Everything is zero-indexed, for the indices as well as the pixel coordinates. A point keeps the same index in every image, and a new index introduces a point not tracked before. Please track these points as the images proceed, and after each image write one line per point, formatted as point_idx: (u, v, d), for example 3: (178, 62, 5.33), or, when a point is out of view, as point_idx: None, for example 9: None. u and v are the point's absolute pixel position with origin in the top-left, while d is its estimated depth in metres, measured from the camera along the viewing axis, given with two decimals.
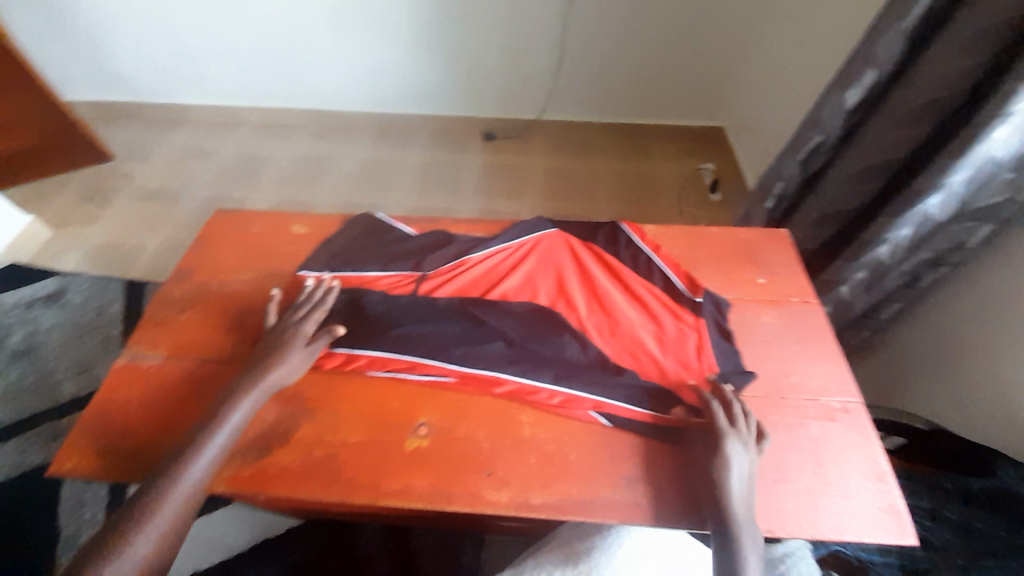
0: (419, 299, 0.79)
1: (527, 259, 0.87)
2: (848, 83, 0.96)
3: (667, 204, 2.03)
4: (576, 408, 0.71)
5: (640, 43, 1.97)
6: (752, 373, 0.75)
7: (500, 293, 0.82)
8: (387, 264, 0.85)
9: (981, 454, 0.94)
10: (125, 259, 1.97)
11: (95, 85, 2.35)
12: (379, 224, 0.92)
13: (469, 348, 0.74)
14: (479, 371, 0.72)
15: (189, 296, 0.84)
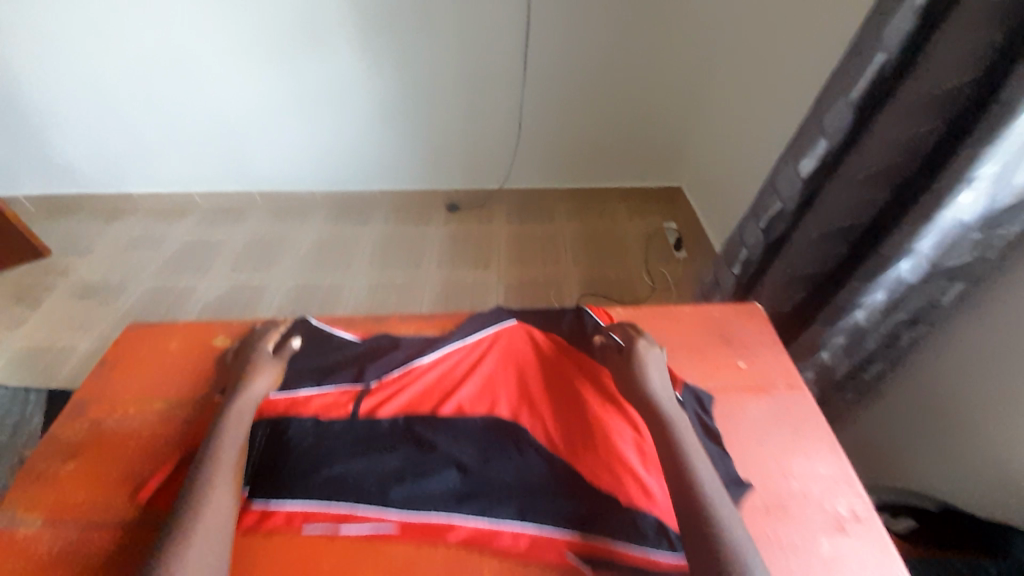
0: (356, 425, 0.72)
1: (485, 362, 0.82)
2: (801, 151, 0.94)
3: (634, 265, 2.00)
4: (545, 551, 0.62)
5: (593, 113, 2.04)
6: (750, 485, 0.65)
7: (455, 405, 0.77)
8: (322, 380, 0.77)
9: (999, 529, 0.89)
10: (51, 365, 1.77)
11: (35, 180, 2.24)
12: (316, 331, 0.85)
13: (411, 487, 0.66)
14: (426, 515, 0.64)
15: (79, 437, 0.69)
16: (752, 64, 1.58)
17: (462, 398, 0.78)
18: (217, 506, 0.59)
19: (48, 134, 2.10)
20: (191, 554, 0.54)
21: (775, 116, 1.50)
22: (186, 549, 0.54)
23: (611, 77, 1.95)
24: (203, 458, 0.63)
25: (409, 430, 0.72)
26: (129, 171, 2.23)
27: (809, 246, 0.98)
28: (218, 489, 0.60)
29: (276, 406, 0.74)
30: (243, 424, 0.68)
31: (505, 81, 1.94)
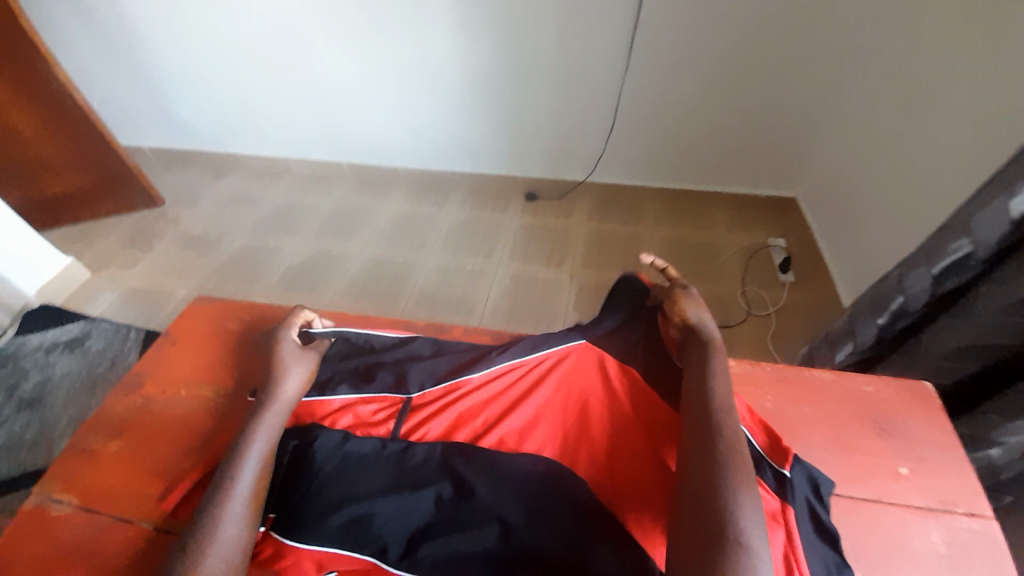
0: (385, 450, 0.66)
1: (549, 396, 0.73)
2: (1019, 184, 0.68)
3: (728, 284, 1.75)
4: None
5: (705, 108, 1.75)
6: None
7: (497, 439, 0.69)
8: (359, 388, 0.73)
9: None
10: (152, 306, 1.93)
11: (159, 133, 2.44)
12: (354, 336, 0.80)
13: (445, 542, 0.58)
14: None
15: (127, 420, 0.75)
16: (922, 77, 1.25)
17: (514, 425, 0.71)
18: (234, 530, 0.56)
19: (169, 93, 2.24)
20: (207, 562, 0.53)
21: (948, 147, 1.18)
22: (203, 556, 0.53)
23: (728, 84, 1.67)
24: (229, 457, 0.62)
25: (446, 464, 0.65)
26: (236, 133, 2.35)
27: (1005, 309, 0.73)
28: (239, 496, 0.58)
29: (310, 413, 0.72)
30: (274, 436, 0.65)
31: (606, 76, 1.73)
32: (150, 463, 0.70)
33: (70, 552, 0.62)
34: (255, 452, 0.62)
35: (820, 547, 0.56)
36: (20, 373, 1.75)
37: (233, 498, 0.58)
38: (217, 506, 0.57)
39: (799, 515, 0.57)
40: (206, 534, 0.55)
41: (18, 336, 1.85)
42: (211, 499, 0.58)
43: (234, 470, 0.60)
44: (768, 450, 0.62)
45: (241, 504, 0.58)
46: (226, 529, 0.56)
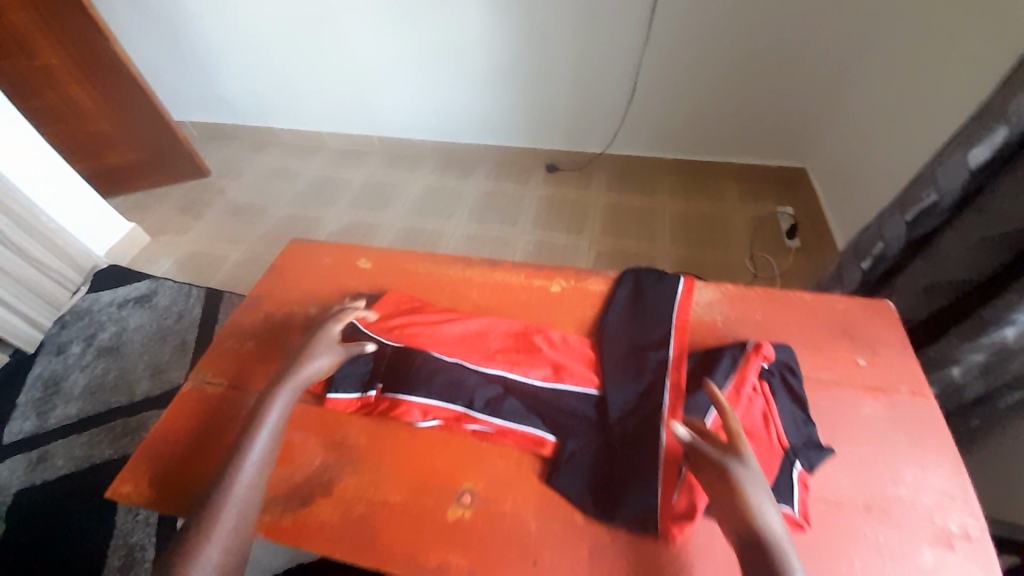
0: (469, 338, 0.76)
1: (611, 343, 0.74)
2: (974, 138, 0.83)
3: (737, 250, 1.90)
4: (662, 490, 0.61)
5: (722, 77, 1.84)
6: (845, 466, 0.63)
7: (554, 353, 0.74)
8: (416, 310, 0.81)
9: None
10: (208, 269, 2.05)
11: (202, 110, 2.58)
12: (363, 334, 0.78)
13: (520, 405, 0.69)
14: (521, 427, 0.67)
15: (257, 327, 0.89)
16: (928, 42, 1.33)
17: (534, 385, 0.70)
18: (237, 506, 0.60)
19: (212, 69, 2.36)
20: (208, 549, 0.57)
21: (946, 110, 1.27)
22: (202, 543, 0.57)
23: (747, 52, 1.75)
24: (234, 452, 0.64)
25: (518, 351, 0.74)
26: (273, 110, 2.47)
27: (962, 248, 0.88)
28: (247, 470, 0.63)
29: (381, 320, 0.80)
30: (280, 419, 0.67)
31: (628, 48, 1.83)
32: (269, 366, 0.82)
33: (216, 420, 0.76)
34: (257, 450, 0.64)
35: (793, 409, 0.65)
36: (97, 324, 1.86)
37: (234, 489, 0.61)
38: (220, 494, 0.60)
39: (775, 388, 0.67)
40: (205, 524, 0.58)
41: (90, 294, 1.95)
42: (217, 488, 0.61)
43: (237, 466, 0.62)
44: (743, 360, 0.67)
45: (243, 497, 0.61)
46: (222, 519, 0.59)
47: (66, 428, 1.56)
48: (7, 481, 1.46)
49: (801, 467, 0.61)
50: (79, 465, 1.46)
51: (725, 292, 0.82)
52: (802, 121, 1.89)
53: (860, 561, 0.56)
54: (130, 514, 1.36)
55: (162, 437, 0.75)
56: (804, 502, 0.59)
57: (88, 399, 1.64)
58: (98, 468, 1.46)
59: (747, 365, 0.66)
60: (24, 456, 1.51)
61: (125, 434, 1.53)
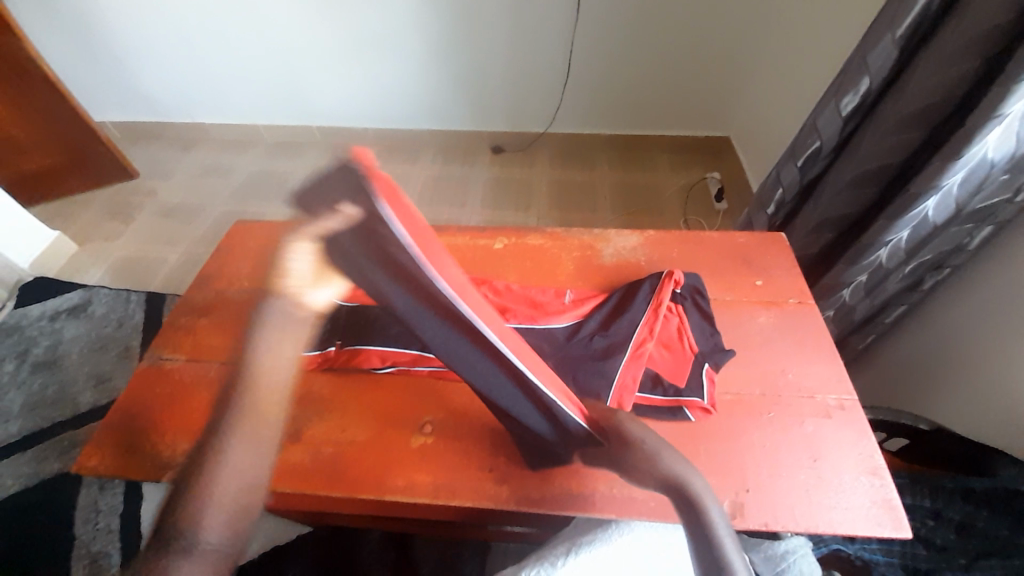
0: None
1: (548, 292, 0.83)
2: (843, 90, 0.99)
3: (671, 215, 2.05)
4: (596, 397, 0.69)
5: (647, 50, 1.96)
6: (739, 361, 0.75)
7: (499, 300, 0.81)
8: None
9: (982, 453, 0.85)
10: (146, 272, 1.93)
11: (121, 108, 2.41)
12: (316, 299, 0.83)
13: None
14: None
15: (210, 305, 0.91)
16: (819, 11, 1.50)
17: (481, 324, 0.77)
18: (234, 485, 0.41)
19: (130, 65, 2.22)
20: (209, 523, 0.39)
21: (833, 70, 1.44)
22: (196, 518, 0.39)
23: (667, 30, 1.89)
24: (237, 390, 0.42)
25: None
26: (201, 104, 2.35)
27: (841, 185, 1.03)
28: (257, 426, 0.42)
29: None
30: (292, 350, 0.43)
31: (558, 27, 1.91)
32: (226, 338, 0.86)
33: (175, 392, 0.79)
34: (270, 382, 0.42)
35: (702, 325, 0.77)
36: (27, 339, 1.72)
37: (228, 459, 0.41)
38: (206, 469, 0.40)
39: (686, 309, 0.78)
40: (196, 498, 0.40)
41: (17, 309, 1.79)
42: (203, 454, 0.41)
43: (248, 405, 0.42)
44: (658, 286, 0.78)
45: (244, 469, 0.41)
46: (221, 484, 0.40)
47: (6, 448, 1.48)
48: None
49: (709, 366, 0.72)
50: (27, 482, 1.40)
51: (645, 236, 0.93)
52: (719, 92, 2.05)
53: (757, 436, 0.68)
54: (91, 522, 1.32)
55: (124, 413, 0.78)
56: (712, 394, 0.71)
57: (27, 416, 1.55)
58: (47, 482, 1.40)
59: (665, 294, 0.77)
60: None
61: (74, 446, 1.47)
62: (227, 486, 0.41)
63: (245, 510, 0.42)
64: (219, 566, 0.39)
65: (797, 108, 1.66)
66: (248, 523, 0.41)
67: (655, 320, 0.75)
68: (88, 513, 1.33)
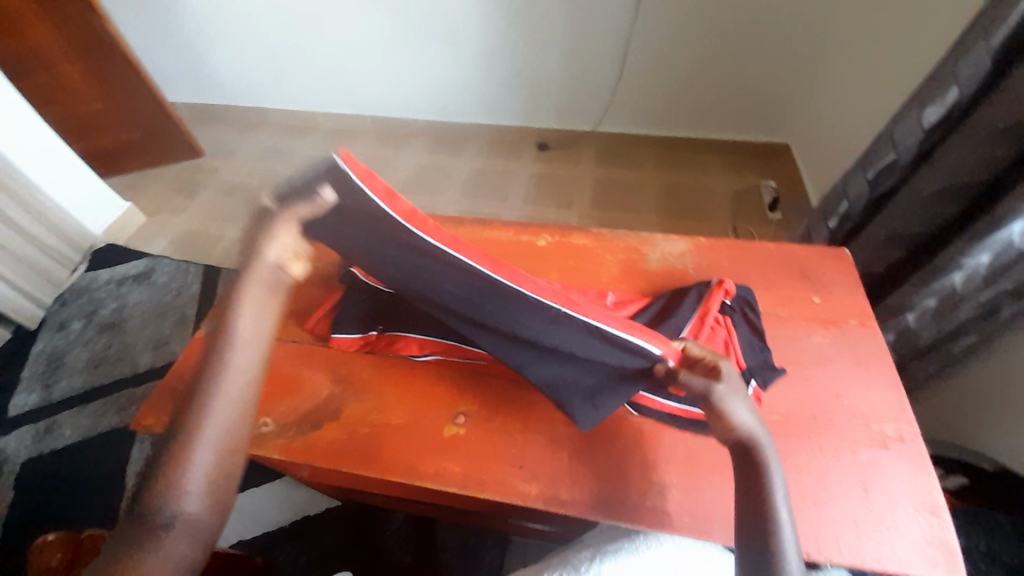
0: None
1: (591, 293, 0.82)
2: (928, 99, 0.91)
3: (719, 223, 1.97)
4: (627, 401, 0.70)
5: (707, 51, 1.88)
6: (785, 376, 0.71)
7: None
8: None
9: None
10: (205, 246, 2.05)
11: (192, 90, 2.56)
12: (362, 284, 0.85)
13: None
14: None
15: None
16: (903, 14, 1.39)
17: None
18: (205, 458, 0.60)
19: (201, 48, 2.34)
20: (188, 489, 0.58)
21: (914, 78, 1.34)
22: (176, 491, 0.58)
23: (732, 29, 1.81)
24: (199, 397, 0.62)
25: None
26: (265, 89, 2.46)
27: (915, 202, 0.96)
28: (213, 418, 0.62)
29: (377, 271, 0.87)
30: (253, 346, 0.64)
31: (616, 25, 1.86)
32: None
33: None
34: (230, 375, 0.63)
35: (751, 339, 0.74)
36: (97, 301, 1.86)
37: (199, 438, 0.60)
38: (179, 448, 0.60)
39: (735, 320, 0.75)
40: (175, 477, 0.59)
41: (89, 272, 1.94)
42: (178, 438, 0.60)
43: (204, 411, 0.61)
44: (707, 294, 0.75)
45: (210, 445, 0.61)
46: (195, 463, 0.59)
47: (72, 399, 1.61)
48: (17, 449, 1.51)
49: (756, 384, 0.69)
50: (88, 432, 1.52)
51: (696, 242, 0.89)
52: (782, 96, 1.95)
53: (804, 460, 0.65)
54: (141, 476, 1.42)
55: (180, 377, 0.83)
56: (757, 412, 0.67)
57: (92, 371, 1.68)
58: (106, 434, 1.51)
59: (712, 302, 0.74)
60: (30, 427, 1.55)
61: (130, 403, 1.58)
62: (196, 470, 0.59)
63: (214, 483, 0.60)
64: (193, 524, 0.58)
65: (870, 116, 1.55)
66: (217, 490, 0.60)
67: (700, 330, 0.72)
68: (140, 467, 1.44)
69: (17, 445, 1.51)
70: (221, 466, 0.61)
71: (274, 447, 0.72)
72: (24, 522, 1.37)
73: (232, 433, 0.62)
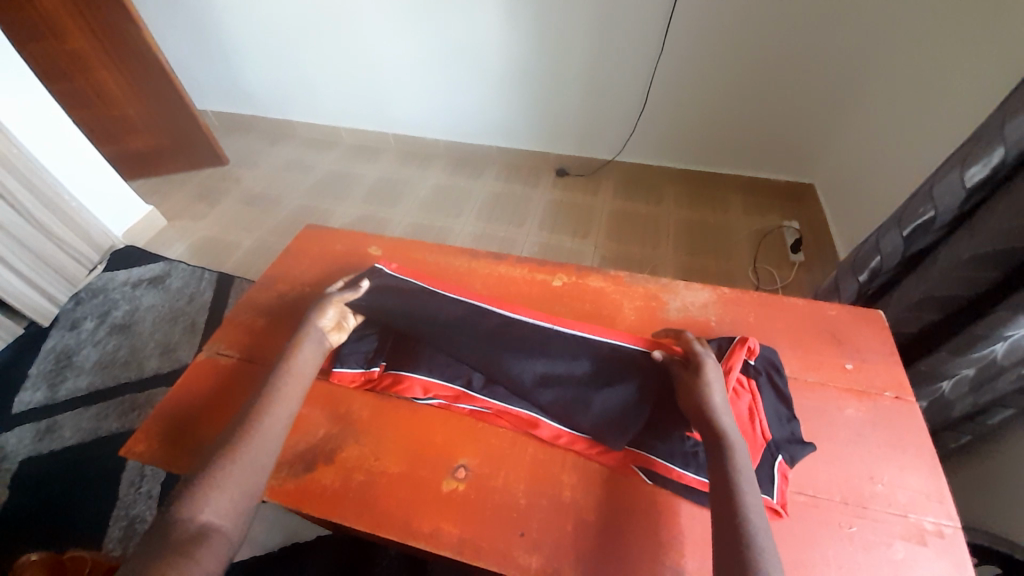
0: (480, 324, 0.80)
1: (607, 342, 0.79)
2: (972, 158, 0.86)
3: (740, 262, 1.92)
4: (641, 468, 0.66)
5: (734, 90, 1.87)
6: (814, 450, 0.67)
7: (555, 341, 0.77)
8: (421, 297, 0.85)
9: None
10: (221, 253, 2.06)
11: (223, 100, 2.62)
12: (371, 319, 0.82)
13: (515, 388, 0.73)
14: (517, 409, 0.71)
15: (272, 303, 0.94)
16: (941, 67, 1.36)
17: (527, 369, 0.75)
18: (239, 469, 0.63)
19: (234, 61, 2.39)
20: (217, 497, 0.60)
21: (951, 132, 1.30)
22: (207, 497, 0.60)
23: (762, 69, 1.78)
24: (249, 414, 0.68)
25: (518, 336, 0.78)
26: (292, 104, 2.51)
27: (952, 264, 0.90)
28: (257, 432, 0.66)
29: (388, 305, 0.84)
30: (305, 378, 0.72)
31: (643, 60, 1.86)
32: (281, 342, 0.87)
33: (225, 388, 0.82)
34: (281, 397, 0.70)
35: (778, 407, 0.69)
36: (109, 302, 1.87)
37: (241, 449, 0.64)
38: (221, 457, 0.63)
39: (761, 385, 0.71)
40: (208, 484, 0.61)
41: (106, 273, 1.96)
42: (221, 448, 0.64)
43: (254, 424, 0.67)
44: (730, 352, 0.72)
45: (249, 457, 0.64)
46: (235, 470, 0.62)
47: (76, 400, 1.60)
48: (15, 448, 1.49)
49: (782, 459, 0.65)
50: (88, 436, 1.50)
51: (720, 293, 0.85)
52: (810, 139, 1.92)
53: (834, 552, 0.60)
54: (134, 487, 1.39)
55: (175, 403, 0.81)
56: (783, 492, 0.63)
57: (98, 374, 1.67)
58: (104, 440, 1.49)
59: (738, 359, 0.70)
60: (31, 426, 1.54)
61: (132, 409, 1.57)
62: (231, 480, 0.61)
63: (242, 498, 0.61)
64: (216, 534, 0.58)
65: (902, 167, 1.51)
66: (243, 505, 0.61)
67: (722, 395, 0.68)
68: (134, 477, 1.41)
69: (16, 444, 1.50)
70: (254, 478, 0.63)
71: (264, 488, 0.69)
72: (11, 526, 1.33)
73: (270, 447, 0.66)
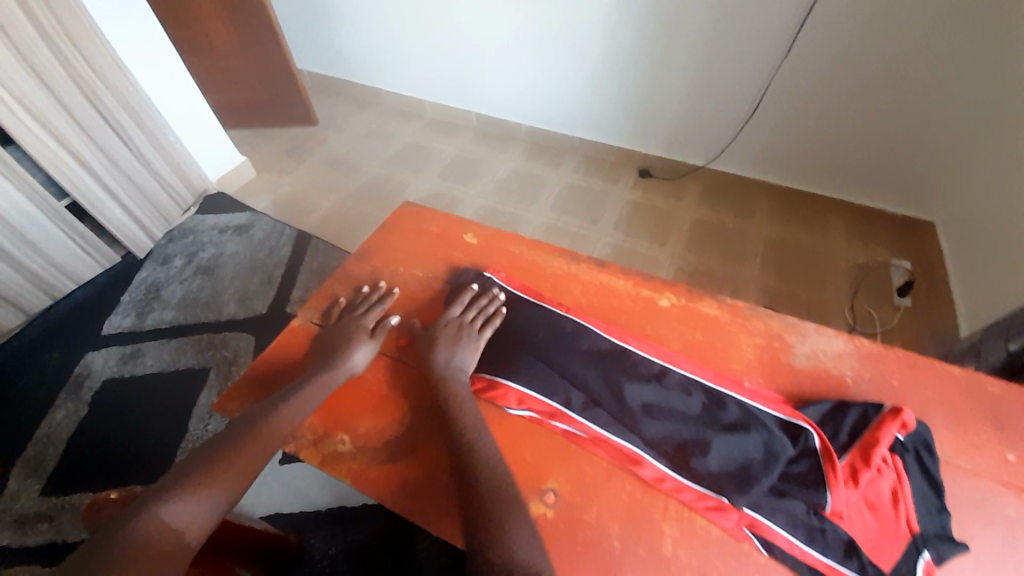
0: (582, 336, 0.77)
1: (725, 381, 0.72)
2: None
3: (834, 296, 1.74)
4: (754, 534, 0.60)
5: (862, 109, 1.67)
6: (965, 549, 0.59)
7: (663, 369, 0.73)
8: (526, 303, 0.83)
9: None
10: (302, 211, 2.12)
11: (318, 62, 2.68)
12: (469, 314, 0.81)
13: (614, 416, 0.69)
14: (616, 440, 0.67)
15: (365, 278, 0.93)
16: None
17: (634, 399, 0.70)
18: (221, 474, 0.63)
19: (333, 23, 2.42)
20: (191, 499, 0.60)
21: None
22: (182, 496, 0.60)
23: (897, 94, 1.59)
24: (251, 420, 0.69)
25: (624, 357, 0.74)
26: (382, 71, 2.52)
27: None
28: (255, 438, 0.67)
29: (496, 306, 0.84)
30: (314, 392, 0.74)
31: (761, 64, 1.69)
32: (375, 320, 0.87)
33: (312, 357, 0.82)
34: (283, 403, 0.71)
35: (926, 494, 0.62)
36: (198, 243, 1.97)
37: (231, 454, 0.65)
38: (208, 460, 0.64)
39: (907, 465, 0.63)
40: (189, 483, 0.61)
41: (198, 216, 2.07)
42: (213, 450, 0.65)
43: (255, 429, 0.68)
44: (876, 422, 0.64)
45: (232, 462, 0.64)
46: (220, 473, 0.63)
47: (159, 332, 1.71)
48: (102, 367, 1.62)
49: (929, 556, 0.57)
50: (166, 367, 1.60)
51: (858, 346, 0.76)
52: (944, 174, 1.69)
53: None
54: (201, 422, 1.47)
55: (266, 364, 0.82)
56: None
57: (181, 310, 1.77)
58: (180, 373, 1.59)
59: (887, 431, 0.63)
60: (117, 349, 1.66)
61: (207, 347, 1.65)
62: (213, 485, 0.62)
63: (214, 504, 0.61)
64: (179, 535, 0.58)
65: None
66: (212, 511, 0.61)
67: (863, 467, 0.61)
68: (203, 413, 1.49)
69: (103, 363, 1.62)
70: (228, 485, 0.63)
71: (347, 471, 0.70)
72: (90, 437, 1.45)
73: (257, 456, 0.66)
